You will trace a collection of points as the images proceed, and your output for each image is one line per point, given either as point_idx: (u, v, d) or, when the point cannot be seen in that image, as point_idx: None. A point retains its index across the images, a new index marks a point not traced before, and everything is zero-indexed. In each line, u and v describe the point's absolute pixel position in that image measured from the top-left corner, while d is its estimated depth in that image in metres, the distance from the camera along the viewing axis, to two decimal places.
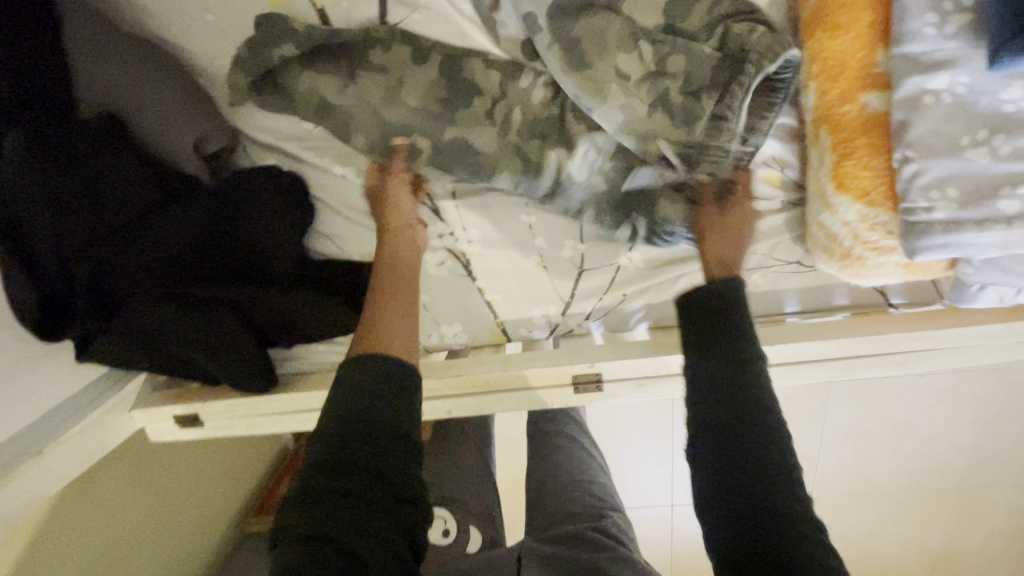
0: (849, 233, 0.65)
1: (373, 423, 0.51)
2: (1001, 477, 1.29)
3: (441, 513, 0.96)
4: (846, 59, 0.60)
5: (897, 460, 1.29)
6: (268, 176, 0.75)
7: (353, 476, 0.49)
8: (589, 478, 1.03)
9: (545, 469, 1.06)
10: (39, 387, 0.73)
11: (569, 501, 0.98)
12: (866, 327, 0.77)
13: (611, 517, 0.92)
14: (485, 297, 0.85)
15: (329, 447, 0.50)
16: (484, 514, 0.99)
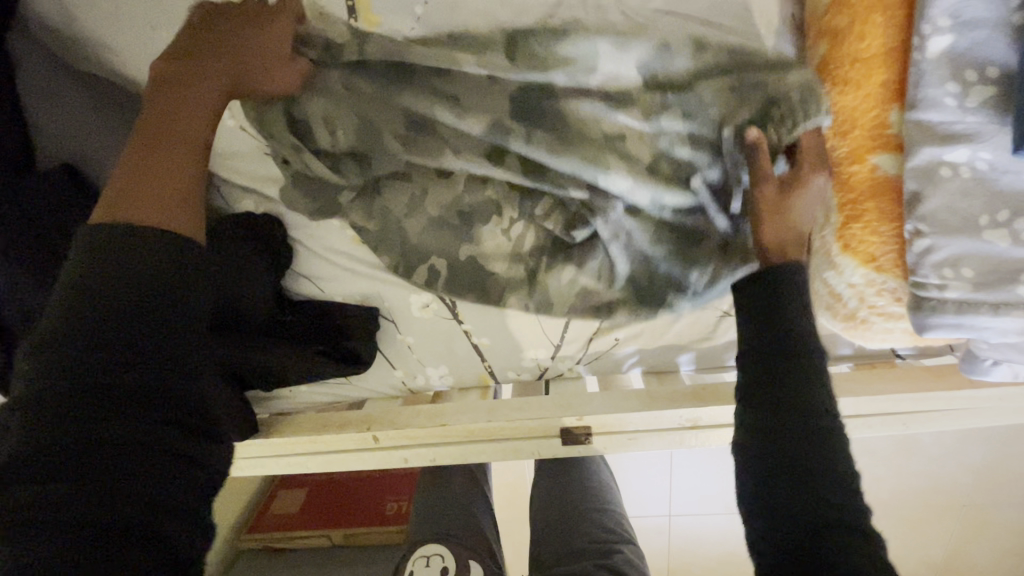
0: (854, 295, 0.61)
1: (126, 363, 0.38)
2: (1009, 495, 1.21)
3: (436, 550, 0.92)
4: (857, 117, 0.55)
5: (901, 478, 1.21)
6: (244, 223, 0.72)
7: (94, 435, 0.36)
8: (601, 508, 1.02)
9: (553, 497, 1.05)
10: None
11: (578, 535, 0.97)
12: (870, 383, 0.73)
13: (622, 553, 0.91)
14: (472, 340, 0.82)
15: (37, 435, 0.35)
16: (481, 550, 0.95)
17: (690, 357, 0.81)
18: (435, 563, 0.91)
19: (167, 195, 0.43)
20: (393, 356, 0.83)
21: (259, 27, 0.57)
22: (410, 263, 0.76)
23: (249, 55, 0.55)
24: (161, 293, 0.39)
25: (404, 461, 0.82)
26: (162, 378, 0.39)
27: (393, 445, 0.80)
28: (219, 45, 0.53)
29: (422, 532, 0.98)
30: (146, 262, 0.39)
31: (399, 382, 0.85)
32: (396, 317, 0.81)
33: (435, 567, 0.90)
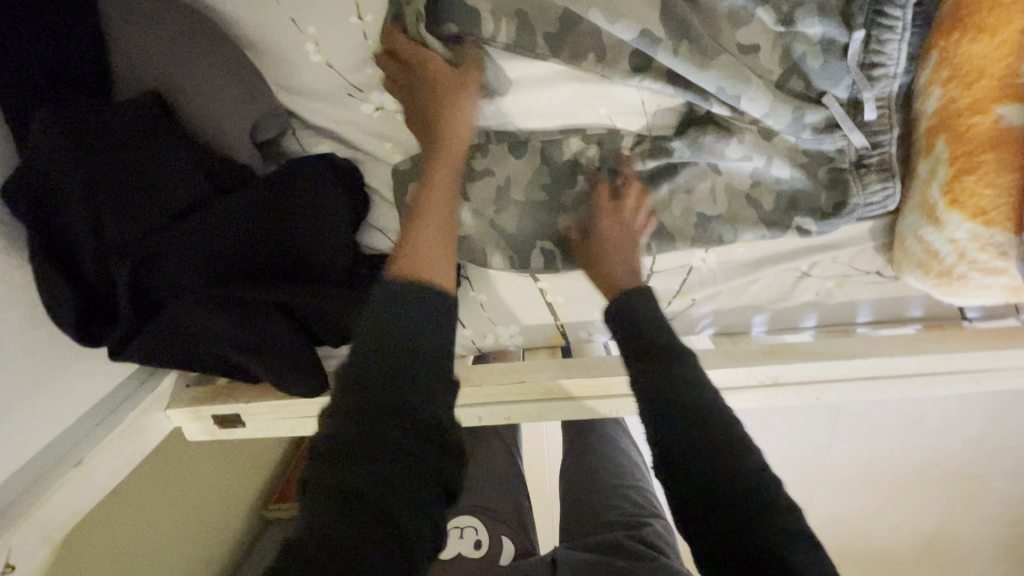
0: (954, 251, 0.62)
1: (403, 348, 0.45)
2: (1001, 467, 1.26)
3: (470, 523, 0.94)
4: (985, 66, 0.55)
5: (904, 451, 1.25)
6: (327, 165, 0.68)
7: (378, 463, 0.41)
8: (634, 486, 1.01)
9: (585, 477, 1.05)
10: (72, 389, 0.67)
11: (607, 509, 0.96)
12: (945, 341, 0.75)
13: (652, 527, 0.89)
14: (546, 298, 0.80)
15: (331, 481, 0.40)
16: (519, 527, 0.96)
17: (764, 319, 0.81)
18: (469, 536, 0.93)
19: (436, 253, 0.54)
20: (464, 314, 0.81)
21: (460, 89, 0.63)
22: (494, 216, 0.73)
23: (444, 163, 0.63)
24: (416, 381, 0.44)
25: (477, 420, 0.81)
26: (420, 429, 0.43)
27: (467, 403, 0.79)
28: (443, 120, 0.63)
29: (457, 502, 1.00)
30: (397, 377, 0.44)
31: (468, 342, 0.83)
32: (472, 273, 0.79)
33: (469, 539, 0.93)
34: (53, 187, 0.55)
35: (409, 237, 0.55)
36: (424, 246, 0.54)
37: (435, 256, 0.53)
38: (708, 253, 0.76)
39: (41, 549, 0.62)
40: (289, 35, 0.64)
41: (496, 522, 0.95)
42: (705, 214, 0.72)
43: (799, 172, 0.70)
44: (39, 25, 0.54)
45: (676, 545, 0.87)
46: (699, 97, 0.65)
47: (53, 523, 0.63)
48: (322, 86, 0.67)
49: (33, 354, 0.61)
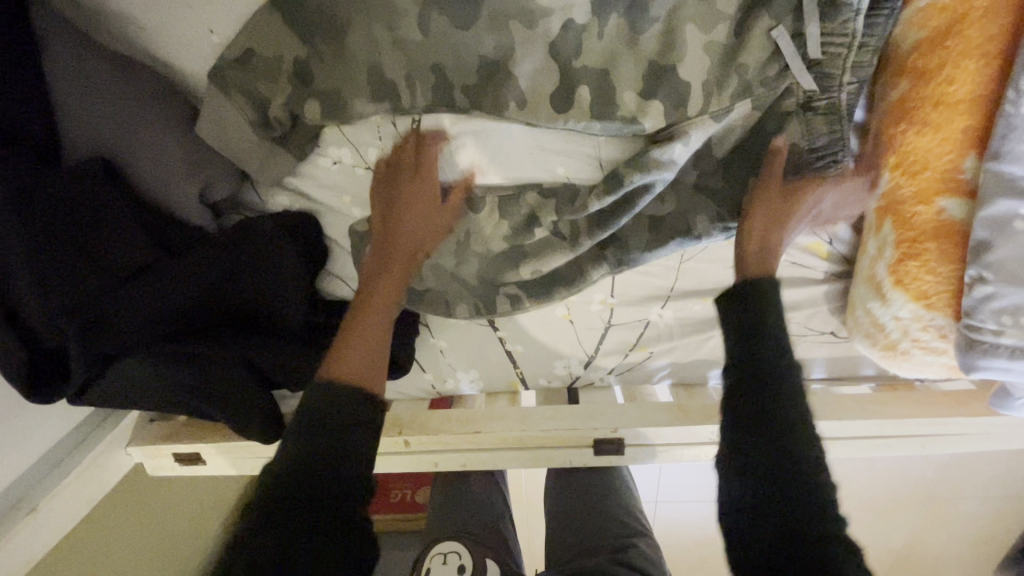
0: (898, 328, 0.63)
1: (343, 425, 0.51)
2: (969, 491, 1.28)
3: (453, 548, 0.90)
4: (929, 158, 0.55)
5: (874, 473, 1.26)
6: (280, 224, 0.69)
7: (305, 515, 0.46)
8: (624, 508, 0.93)
9: (561, 499, 0.97)
10: (27, 434, 0.68)
11: (590, 523, 0.91)
12: (892, 405, 0.76)
13: (637, 548, 0.85)
14: (505, 347, 0.81)
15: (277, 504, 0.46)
16: (499, 546, 0.94)
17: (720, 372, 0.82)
18: (452, 562, 0.88)
19: (369, 369, 0.56)
20: (424, 359, 0.83)
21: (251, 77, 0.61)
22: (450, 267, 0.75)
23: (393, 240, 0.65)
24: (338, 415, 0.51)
25: (433, 465, 0.82)
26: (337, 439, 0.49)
27: (423, 450, 0.80)
28: (398, 207, 0.65)
29: (439, 527, 0.98)
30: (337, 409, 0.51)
31: (428, 385, 0.84)
32: (430, 320, 0.80)
33: (452, 565, 0.88)
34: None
35: (347, 334, 0.59)
36: (364, 347, 0.57)
37: (371, 349, 0.58)
38: (664, 308, 0.77)
39: None
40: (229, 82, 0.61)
41: (475, 545, 0.91)
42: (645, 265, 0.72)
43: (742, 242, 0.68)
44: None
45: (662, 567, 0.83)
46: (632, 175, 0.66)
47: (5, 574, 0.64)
48: (254, 145, 0.64)
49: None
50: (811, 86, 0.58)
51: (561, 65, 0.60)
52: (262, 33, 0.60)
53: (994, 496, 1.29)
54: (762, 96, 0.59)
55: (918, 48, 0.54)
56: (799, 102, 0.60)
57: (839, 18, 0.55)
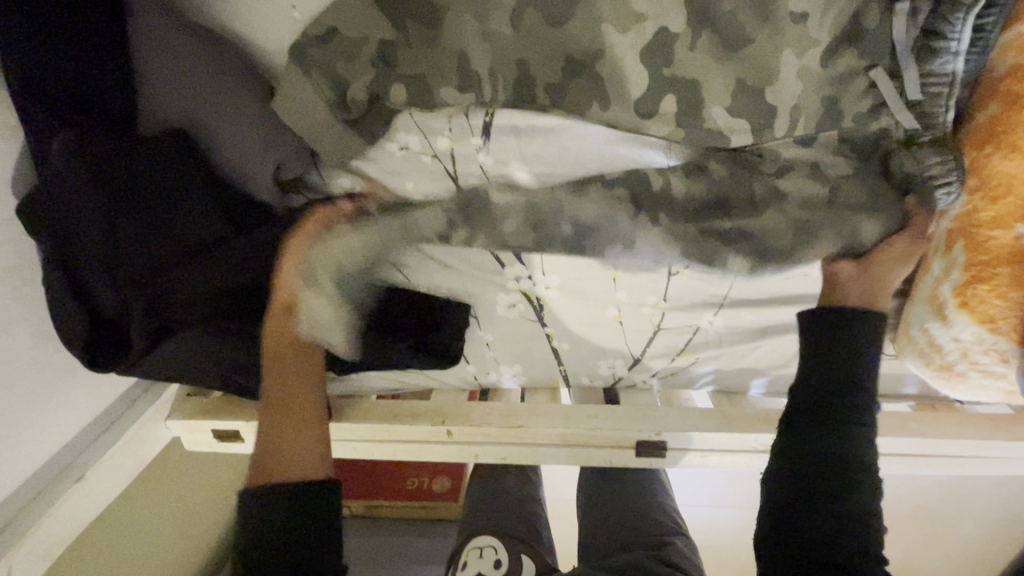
0: (957, 349, 0.64)
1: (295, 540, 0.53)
2: (969, 512, 1.30)
3: (490, 542, 0.91)
4: (1014, 183, 0.55)
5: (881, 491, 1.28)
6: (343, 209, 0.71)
7: None
8: (653, 507, 0.96)
9: (592, 499, 1.00)
10: (76, 400, 0.68)
11: (624, 523, 0.92)
12: (935, 425, 0.77)
13: (673, 545, 0.86)
14: (552, 343, 0.81)
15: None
16: (535, 543, 0.95)
17: (763, 382, 0.83)
18: (488, 555, 0.89)
19: (305, 467, 0.58)
20: (469, 351, 0.82)
21: (336, 56, 0.60)
22: (506, 260, 0.75)
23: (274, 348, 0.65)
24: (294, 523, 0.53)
25: (474, 456, 0.82)
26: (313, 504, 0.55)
27: (465, 442, 0.80)
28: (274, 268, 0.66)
29: (474, 523, 0.98)
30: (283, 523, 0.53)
31: (470, 377, 0.84)
32: (479, 313, 0.80)
33: (488, 558, 0.89)
34: (70, 217, 0.56)
35: (278, 457, 0.58)
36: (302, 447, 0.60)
37: (313, 449, 0.60)
38: (716, 315, 0.77)
39: (38, 566, 0.62)
40: (312, 61, 0.60)
41: (512, 541, 0.93)
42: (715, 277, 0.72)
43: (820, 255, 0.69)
44: (64, 55, 0.53)
45: (699, 564, 0.84)
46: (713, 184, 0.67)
47: (50, 541, 0.63)
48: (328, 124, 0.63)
49: (28, 373, 0.61)
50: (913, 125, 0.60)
51: (647, 66, 0.60)
52: (348, 12, 0.59)
53: (993, 518, 1.31)
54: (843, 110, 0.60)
55: (1013, 74, 0.54)
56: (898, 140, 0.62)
57: (939, 61, 0.57)
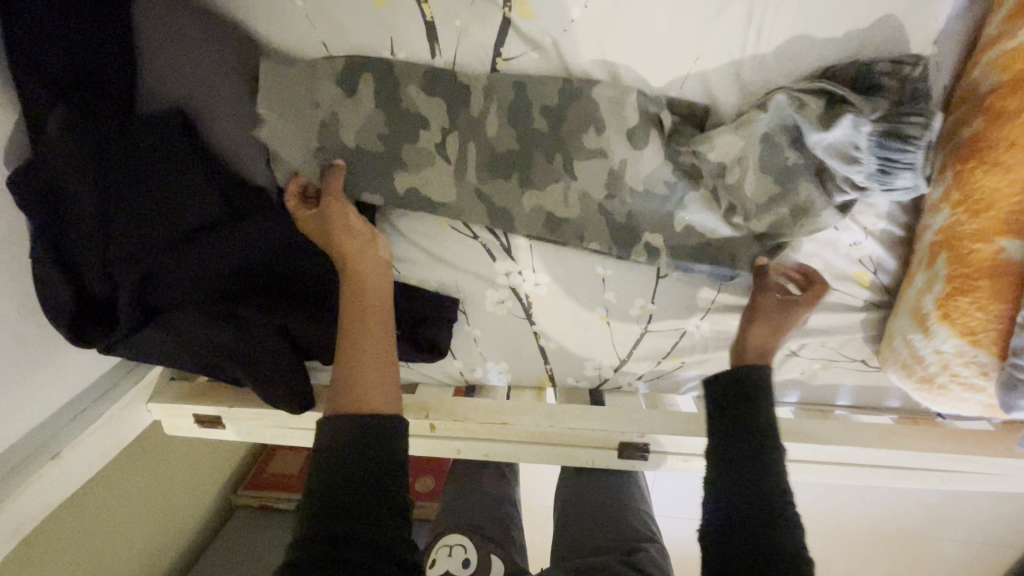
0: (938, 361, 0.64)
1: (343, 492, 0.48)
2: (952, 538, 1.27)
3: (460, 541, 0.92)
4: (996, 198, 0.55)
5: (865, 519, 1.25)
6: None
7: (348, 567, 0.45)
8: (624, 510, 0.96)
9: (563, 505, 0.99)
10: (59, 376, 0.67)
11: (599, 527, 0.92)
12: (915, 438, 0.77)
13: (646, 552, 0.85)
14: (539, 342, 0.81)
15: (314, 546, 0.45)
16: (508, 546, 0.94)
17: None
18: (457, 554, 0.90)
19: (384, 394, 0.53)
20: (456, 346, 0.82)
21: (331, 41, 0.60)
22: (496, 254, 0.76)
23: (336, 211, 0.63)
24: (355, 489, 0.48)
25: (456, 452, 0.82)
26: (382, 464, 0.50)
27: (447, 436, 0.80)
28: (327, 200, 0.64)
29: (447, 520, 0.99)
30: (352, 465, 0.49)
31: (457, 372, 0.84)
32: (467, 308, 0.80)
33: (457, 557, 0.90)
34: (64, 194, 0.57)
35: (354, 389, 0.53)
36: (379, 385, 0.54)
37: (388, 383, 0.54)
38: (701, 320, 0.77)
39: (9, 541, 0.62)
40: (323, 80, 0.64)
41: (484, 539, 0.93)
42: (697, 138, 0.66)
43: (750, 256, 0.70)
44: (70, 34, 0.55)
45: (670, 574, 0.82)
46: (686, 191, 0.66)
47: (22, 517, 0.63)
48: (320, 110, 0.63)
49: (12, 347, 0.60)
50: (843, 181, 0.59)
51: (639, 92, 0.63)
52: None
53: (977, 544, 1.27)
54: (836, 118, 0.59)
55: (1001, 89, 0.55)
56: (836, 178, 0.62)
57: (887, 160, 0.56)
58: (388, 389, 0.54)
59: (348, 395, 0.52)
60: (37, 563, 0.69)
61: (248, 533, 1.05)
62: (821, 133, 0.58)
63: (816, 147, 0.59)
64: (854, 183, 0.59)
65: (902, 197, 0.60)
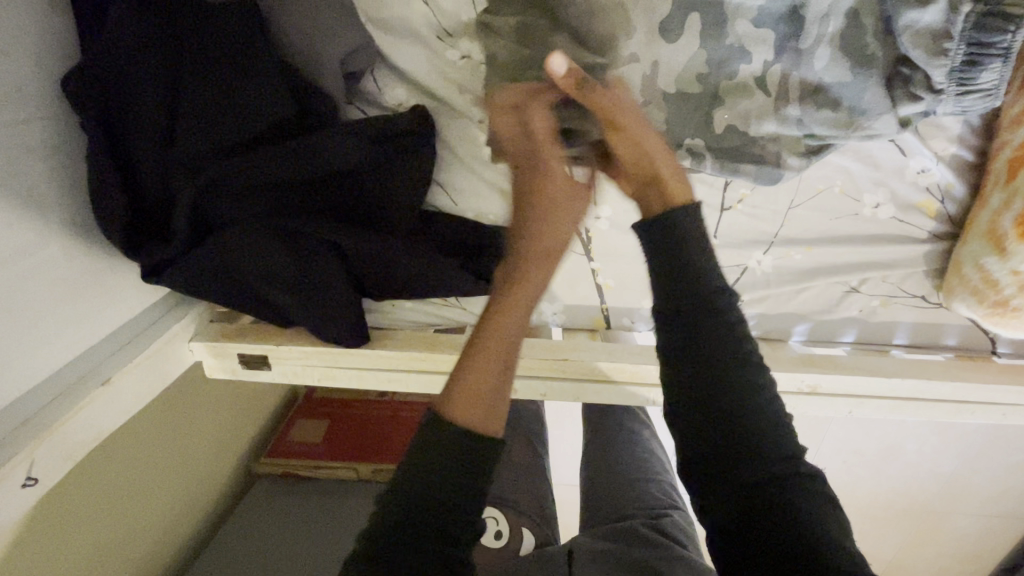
0: (1014, 282, 0.64)
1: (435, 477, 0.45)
2: (963, 505, 1.38)
3: (490, 513, 0.89)
4: None
5: (878, 479, 1.33)
6: (413, 119, 0.67)
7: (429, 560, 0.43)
8: (646, 479, 0.92)
9: (587, 479, 0.96)
10: (106, 301, 0.63)
11: (622, 495, 0.90)
12: (977, 371, 0.76)
13: (671, 517, 0.83)
14: (596, 280, 0.80)
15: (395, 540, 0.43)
16: (539, 518, 0.90)
17: (805, 329, 0.81)
18: (489, 526, 0.88)
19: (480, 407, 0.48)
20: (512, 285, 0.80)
21: None
22: None
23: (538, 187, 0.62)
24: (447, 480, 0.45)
25: (512, 393, 0.80)
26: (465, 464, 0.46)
27: None
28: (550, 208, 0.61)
29: (477, 492, 0.94)
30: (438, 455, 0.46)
31: None
32: None
33: (489, 529, 0.88)
34: (123, 88, 0.54)
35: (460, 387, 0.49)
36: (488, 395, 0.49)
37: (498, 397, 0.50)
38: (765, 254, 0.76)
39: (62, 468, 0.58)
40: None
41: (513, 513, 0.90)
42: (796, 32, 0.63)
43: (809, 156, 0.67)
44: None
45: (694, 539, 0.82)
46: (771, 100, 0.65)
47: (74, 443, 0.59)
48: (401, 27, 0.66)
49: (64, 260, 0.56)
50: (921, 65, 0.59)
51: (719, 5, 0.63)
52: None
53: (982, 504, 1.37)
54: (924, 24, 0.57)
55: None
56: (908, 73, 0.61)
57: (977, 45, 0.56)
58: (495, 397, 0.49)
59: (462, 403, 0.48)
60: (62, 504, 0.64)
61: (275, 501, 1.01)
62: (914, 13, 0.57)
63: (903, 31, 0.58)
64: (932, 78, 0.59)
65: (973, 105, 0.60)
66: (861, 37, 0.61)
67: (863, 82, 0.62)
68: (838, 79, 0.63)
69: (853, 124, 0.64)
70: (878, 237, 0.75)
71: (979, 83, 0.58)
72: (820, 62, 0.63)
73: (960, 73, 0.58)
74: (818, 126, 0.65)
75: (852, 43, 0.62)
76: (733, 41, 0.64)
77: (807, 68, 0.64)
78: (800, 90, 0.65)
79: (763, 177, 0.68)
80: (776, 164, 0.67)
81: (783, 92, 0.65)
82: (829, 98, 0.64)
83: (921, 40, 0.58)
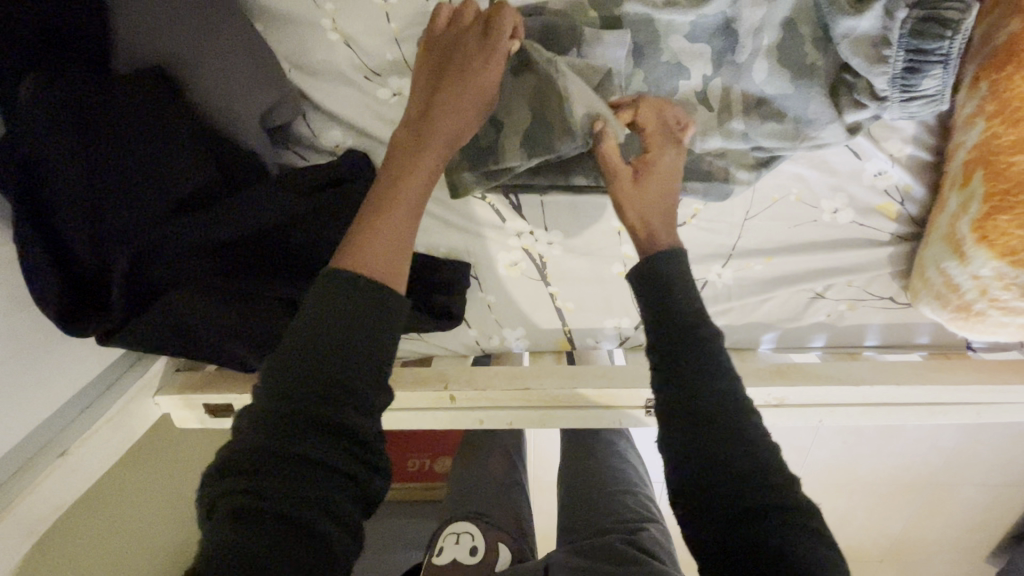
0: (976, 286, 0.62)
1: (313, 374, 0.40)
2: (969, 478, 1.36)
3: (466, 528, 0.88)
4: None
5: (880, 457, 1.32)
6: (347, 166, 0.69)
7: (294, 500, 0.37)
8: (624, 493, 0.92)
9: (566, 496, 0.96)
10: (60, 371, 0.64)
11: (600, 510, 0.89)
12: (950, 371, 0.75)
13: (648, 531, 0.82)
14: (556, 303, 0.78)
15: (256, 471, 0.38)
16: (516, 534, 0.90)
17: (773, 336, 0.79)
18: (464, 542, 0.86)
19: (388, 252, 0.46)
20: (471, 315, 0.79)
21: None
22: (507, 214, 0.73)
23: (467, 50, 0.55)
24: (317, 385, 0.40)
25: (478, 423, 0.80)
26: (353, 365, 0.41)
27: (468, 407, 0.77)
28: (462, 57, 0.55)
29: (456, 507, 0.94)
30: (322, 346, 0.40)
31: (472, 342, 0.81)
32: (479, 273, 0.76)
33: (464, 545, 0.85)
34: (40, 163, 0.51)
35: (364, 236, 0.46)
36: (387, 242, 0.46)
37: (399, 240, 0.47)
38: (724, 268, 0.74)
39: (24, 543, 0.59)
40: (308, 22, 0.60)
41: (488, 527, 0.89)
42: (733, 44, 0.61)
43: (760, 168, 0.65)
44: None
45: (671, 554, 0.81)
46: (717, 114, 0.63)
47: (37, 516, 0.60)
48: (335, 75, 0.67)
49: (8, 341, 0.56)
50: (863, 73, 0.56)
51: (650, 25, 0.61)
52: None
53: (989, 471, 1.35)
54: (862, 31, 0.55)
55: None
56: (852, 79, 0.59)
57: (920, 50, 0.54)
58: (394, 247, 0.46)
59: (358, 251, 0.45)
60: None
61: None
62: (850, 21, 0.55)
63: (840, 40, 0.56)
64: (876, 85, 0.57)
65: (919, 110, 0.58)
66: (797, 48, 0.59)
67: (805, 93, 0.60)
68: (780, 91, 0.61)
69: (801, 134, 0.62)
70: (840, 241, 0.73)
71: (926, 88, 0.56)
72: (760, 75, 0.61)
73: (904, 79, 0.55)
74: (764, 138, 0.62)
75: (791, 53, 0.60)
76: (671, 58, 0.61)
77: (748, 80, 0.61)
78: (743, 102, 0.62)
79: (714, 193, 0.65)
80: (726, 180, 0.65)
81: (728, 105, 0.62)
82: (773, 109, 0.62)
83: (862, 47, 0.55)
